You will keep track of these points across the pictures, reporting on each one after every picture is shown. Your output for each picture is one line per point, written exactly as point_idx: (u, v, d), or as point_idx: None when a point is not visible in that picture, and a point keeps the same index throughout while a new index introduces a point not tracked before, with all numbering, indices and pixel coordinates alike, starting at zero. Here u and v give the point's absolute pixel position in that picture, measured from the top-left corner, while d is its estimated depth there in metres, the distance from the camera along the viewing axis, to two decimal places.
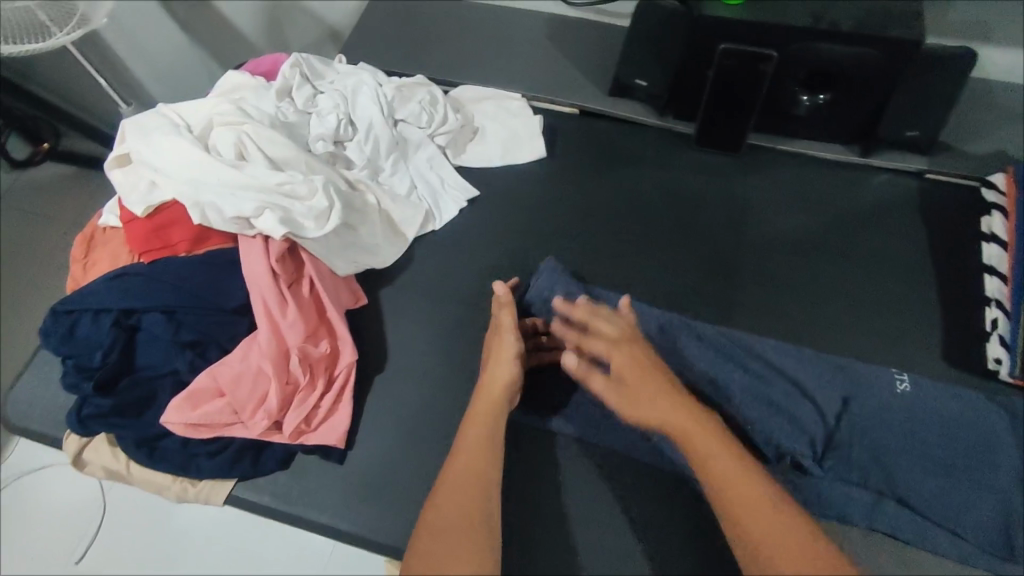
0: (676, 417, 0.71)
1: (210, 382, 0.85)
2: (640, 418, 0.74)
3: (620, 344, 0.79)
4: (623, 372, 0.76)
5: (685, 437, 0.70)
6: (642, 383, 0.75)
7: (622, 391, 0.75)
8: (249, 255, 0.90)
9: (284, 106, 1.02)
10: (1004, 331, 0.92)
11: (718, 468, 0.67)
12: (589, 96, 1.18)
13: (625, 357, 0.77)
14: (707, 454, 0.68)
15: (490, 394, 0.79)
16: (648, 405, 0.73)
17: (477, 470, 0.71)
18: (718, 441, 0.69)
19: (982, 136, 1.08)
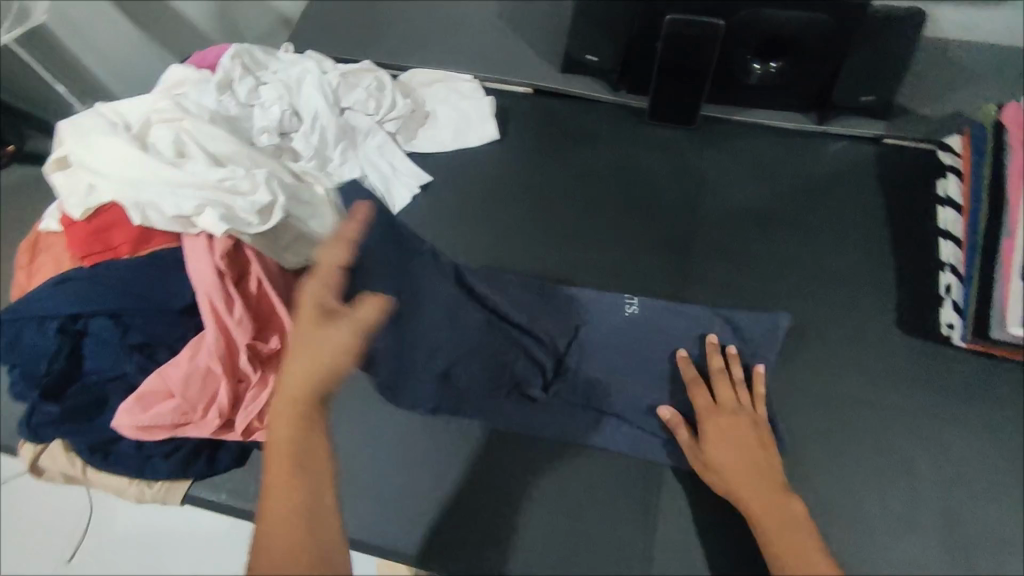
0: (755, 489, 0.75)
1: (159, 385, 0.85)
2: (715, 480, 0.78)
3: (722, 412, 0.81)
4: (708, 437, 0.79)
5: (749, 500, 0.75)
6: (737, 455, 0.77)
7: (705, 454, 0.79)
8: (193, 254, 0.89)
9: (225, 99, 0.99)
10: (957, 297, 0.90)
11: (779, 535, 0.71)
12: (541, 74, 1.15)
13: (719, 424, 0.80)
14: (769, 517, 0.73)
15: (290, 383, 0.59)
16: (725, 471, 0.77)
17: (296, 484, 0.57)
18: (782, 510, 0.73)
19: (941, 98, 1.06)
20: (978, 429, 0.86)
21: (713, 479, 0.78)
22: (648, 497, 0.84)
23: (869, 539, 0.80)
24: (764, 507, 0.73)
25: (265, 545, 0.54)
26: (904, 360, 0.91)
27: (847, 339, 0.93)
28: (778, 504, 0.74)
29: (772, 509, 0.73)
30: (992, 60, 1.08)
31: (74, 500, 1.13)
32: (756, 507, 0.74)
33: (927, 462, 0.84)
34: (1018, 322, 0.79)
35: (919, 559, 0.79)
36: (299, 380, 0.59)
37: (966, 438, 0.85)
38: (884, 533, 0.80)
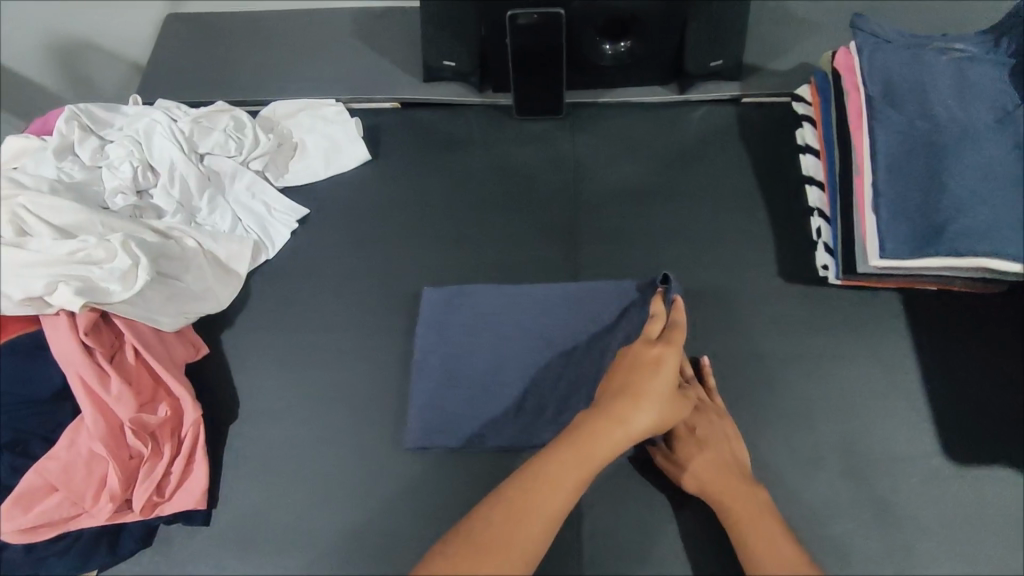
0: (721, 479, 0.79)
1: (38, 480, 0.80)
2: (684, 479, 0.81)
3: (689, 411, 0.85)
4: (679, 437, 0.84)
5: (726, 495, 0.78)
6: (707, 452, 0.81)
7: (675, 455, 0.83)
8: (55, 335, 0.84)
9: (66, 165, 0.94)
10: (827, 239, 0.94)
11: (756, 527, 0.75)
12: (404, 87, 1.14)
13: (689, 424, 0.84)
14: (749, 514, 0.76)
15: (611, 434, 0.77)
16: (698, 470, 0.81)
17: (530, 526, 0.71)
18: (758, 506, 0.77)
19: (786, 52, 1.11)
20: (865, 359, 0.90)
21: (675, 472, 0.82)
22: None
23: (779, 485, 0.83)
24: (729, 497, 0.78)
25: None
26: (789, 306, 0.94)
27: (735, 297, 0.95)
28: (755, 498, 0.78)
29: (736, 494, 0.78)
30: (825, 9, 1.14)
31: None
32: (732, 504, 0.78)
33: (824, 400, 0.88)
34: (878, 255, 0.83)
35: (827, 494, 0.83)
36: (601, 453, 0.76)
37: (855, 370, 0.89)
38: (793, 477, 0.84)
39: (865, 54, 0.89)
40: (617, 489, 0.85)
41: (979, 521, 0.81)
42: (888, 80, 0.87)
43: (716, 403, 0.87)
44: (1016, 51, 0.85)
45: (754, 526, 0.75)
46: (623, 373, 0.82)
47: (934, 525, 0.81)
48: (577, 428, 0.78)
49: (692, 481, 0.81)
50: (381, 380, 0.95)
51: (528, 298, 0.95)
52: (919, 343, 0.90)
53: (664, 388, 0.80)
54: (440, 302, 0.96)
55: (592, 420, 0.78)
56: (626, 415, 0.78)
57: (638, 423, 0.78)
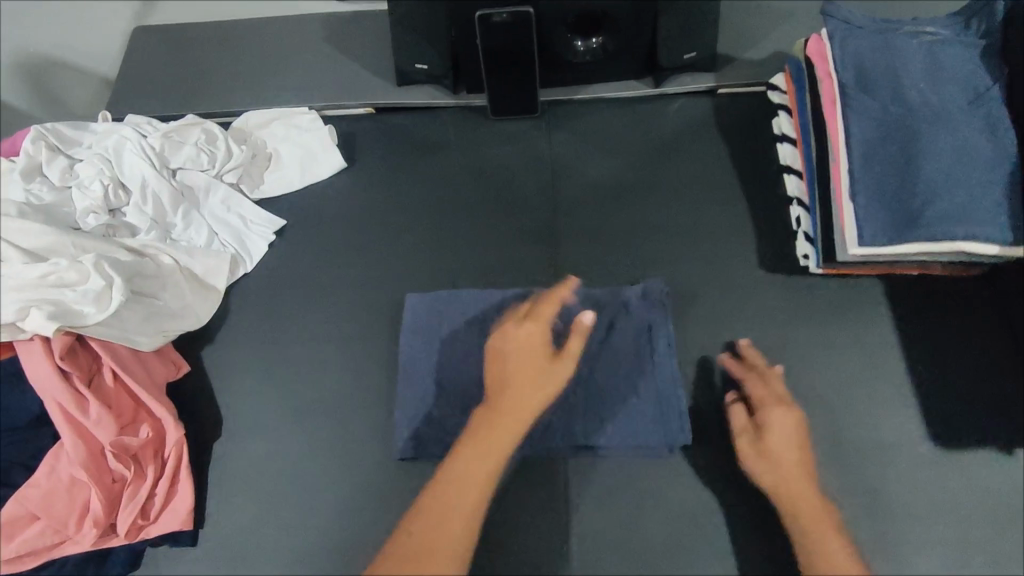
0: (799, 483, 0.78)
1: (19, 509, 0.78)
2: (761, 476, 0.80)
3: (772, 405, 0.83)
4: (771, 428, 0.81)
5: (802, 500, 0.78)
6: (791, 450, 0.80)
7: (756, 447, 0.81)
8: (30, 361, 0.82)
9: (34, 187, 0.92)
10: (806, 228, 0.93)
11: (830, 539, 0.75)
12: (377, 92, 1.13)
13: (778, 418, 0.82)
14: (824, 526, 0.75)
15: (514, 414, 0.81)
16: (784, 468, 0.79)
17: (455, 519, 0.75)
18: (833, 520, 0.76)
19: (760, 40, 1.11)
20: (848, 347, 0.90)
21: (763, 476, 0.80)
22: (558, 491, 0.85)
23: None
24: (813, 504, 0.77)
25: None
26: (771, 297, 0.94)
27: (717, 291, 0.95)
28: (829, 513, 0.77)
29: (814, 503, 0.77)
30: None
31: None
32: (807, 513, 0.77)
33: (809, 390, 0.88)
34: (857, 243, 0.82)
35: (816, 483, 0.83)
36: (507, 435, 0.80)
37: (838, 358, 0.89)
38: None
39: (837, 40, 0.89)
40: (607, 488, 0.85)
41: (968, 503, 0.81)
42: (860, 67, 0.87)
43: (778, 390, 0.85)
44: (987, 32, 0.85)
45: (831, 538, 0.75)
46: (504, 360, 0.85)
47: (923, 510, 0.81)
48: (484, 416, 0.82)
49: (766, 480, 0.80)
50: (365, 390, 0.94)
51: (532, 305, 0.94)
52: (903, 329, 0.90)
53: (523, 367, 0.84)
54: (423, 308, 0.96)
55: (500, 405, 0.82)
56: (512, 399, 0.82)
57: (525, 400, 0.82)
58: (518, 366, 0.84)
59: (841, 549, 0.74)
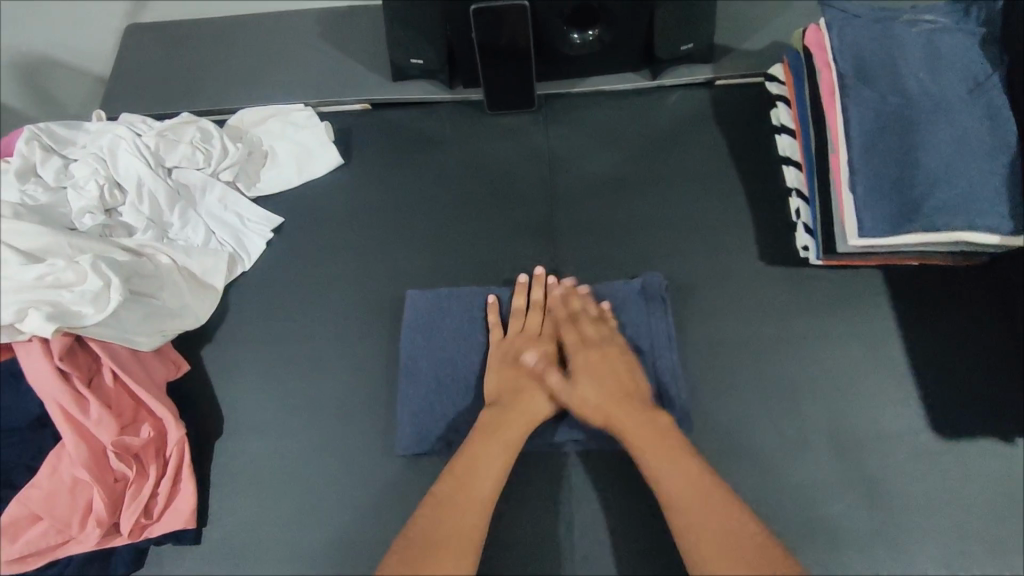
0: (623, 412, 0.82)
1: (22, 510, 0.78)
2: (585, 410, 0.83)
3: (588, 346, 0.88)
4: (578, 371, 0.86)
5: (627, 428, 0.81)
6: (596, 388, 0.84)
7: (580, 385, 0.85)
8: (29, 363, 0.82)
9: (29, 188, 0.91)
10: (806, 219, 0.93)
11: (661, 461, 0.77)
12: (373, 87, 1.12)
13: (586, 359, 0.87)
14: (656, 449, 0.78)
15: (526, 412, 0.84)
16: (597, 405, 0.83)
17: (470, 512, 0.76)
18: (668, 441, 0.79)
19: (758, 31, 1.10)
20: (848, 338, 0.90)
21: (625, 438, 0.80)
22: (559, 486, 0.85)
23: (768, 469, 0.83)
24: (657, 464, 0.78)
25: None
26: (771, 290, 0.94)
27: (717, 283, 0.95)
28: (663, 434, 0.80)
29: (644, 424, 0.80)
30: None
31: None
32: (637, 437, 0.80)
33: (809, 382, 0.88)
34: (857, 234, 0.82)
35: (816, 474, 0.83)
36: (519, 429, 0.83)
37: (840, 350, 0.89)
38: (783, 460, 0.84)
39: (835, 30, 0.88)
40: (608, 483, 0.85)
41: (967, 493, 0.81)
42: (860, 56, 0.86)
43: (590, 334, 0.89)
44: (986, 20, 0.85)
45: (690, 490, 0.75)
46: (507, 363, 0.88)
47: (924, 500, 0.81)
48: (490, 413, 0.84)
49: (595, 412, 0.83)
50: (366, 388, 0.94)
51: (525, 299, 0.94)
52: (902, 319, 0.90)
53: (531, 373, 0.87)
54: (421, 304, 0.96)
55: (510, 404, 0.84)
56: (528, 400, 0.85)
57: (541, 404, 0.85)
58: (602, 382, 0.85)
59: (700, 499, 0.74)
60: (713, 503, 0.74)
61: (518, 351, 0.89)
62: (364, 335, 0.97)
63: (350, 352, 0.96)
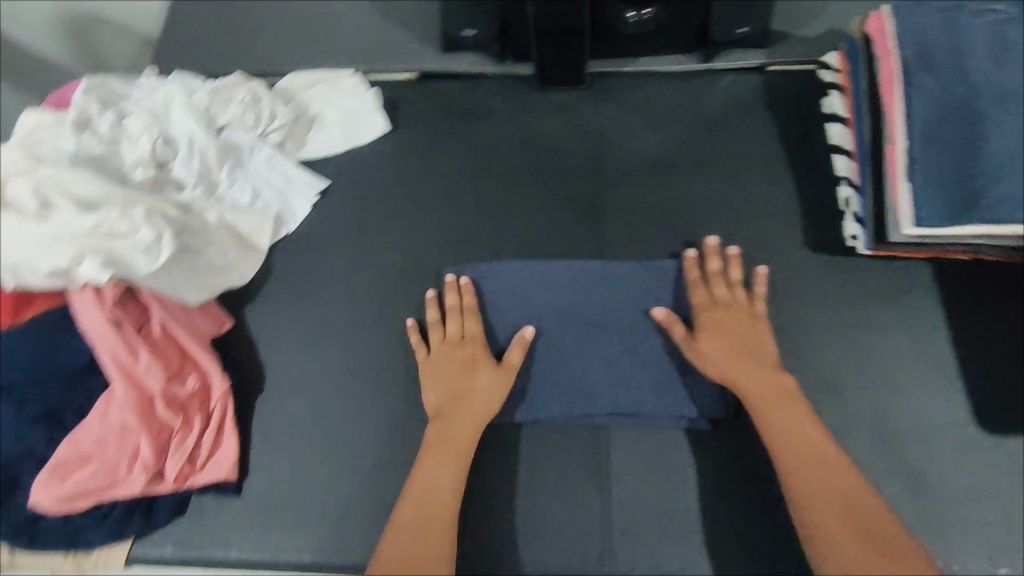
0: (750, 374, 0.83)
1: (72, 452, 0.81)
2: (710, 368, 0.84)
3: (718, 305, 0.88)
4: (708, 328, 0.86)
5: (751, 392, 0.82)
6: (725, 347, 0.85)
7: (705, 346, 0.85)
8: (81, 310, 0.83)
9: (85, 137, 0.91)
10: (856, 208, 0.92)
11: (784, 431, 0.79)
12: (423, 58, 1.12)
13: (716, 317, 0.87)
14: (780, 417, 0.80)
15: (463, 421, 0.84)
16: (723, 364, 0.84)
17: (432, 523, 0.77)
18: (791, 412, 0.80)
19: (812, 18, 1.09)
20: (894, 329, 0.89)
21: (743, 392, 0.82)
22: (597, 459, 0.86)
23: None
24: (773, 419, 0.80)
25: None
26: (817, 277, 0.93)
27: (763, 268, 0.95)
28: (786, 407, 0.80)
29: (769, 389, 0.82)
30: None
31: None
32: (761, 401, 0.81)
33: (852, 370, 0.88)
34: (912, 223, 0.82)
35: (856, 462, 0.83)
36: (461, 439, 0.83)
37: (885, 340, 0.89)
38: None
39: (899, 17, 0.87)
40: (646, 459, 0.85)
41: (1007, 488, 0.81)
42: (925, 43, 0.85)
43: (726, 296, 0.89)
44: None
45: (797, 445, 0.78)
46: (432, 381, 0.88)
47: (964, 493, 0.81)
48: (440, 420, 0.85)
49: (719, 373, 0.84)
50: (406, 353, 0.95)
51: (564, 272, 0.94)
52: (950, 312, 0.90)
53: (459, 380, 0.87)
54: (462, 274, 0.96)
55: (445, 419, 0.84)
56: (461, 410, 0.85)
57: (477, 410, 0.85)
58: (736, 342, 0.85)
59: (806, 455, 0.77)
60: (820, 461, 0.76)
61: (451, 367, 0.88)
62: (407, 302, 0.98)
63: (391, 317, 0.97)
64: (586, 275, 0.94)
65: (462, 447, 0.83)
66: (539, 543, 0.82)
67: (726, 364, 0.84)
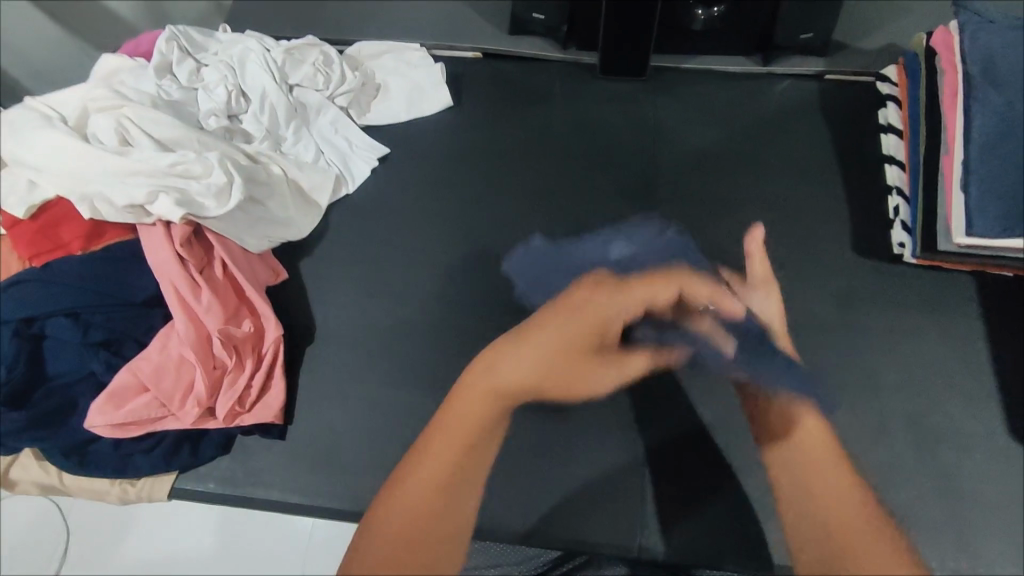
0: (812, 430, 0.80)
1: (132, 379, 0.83)
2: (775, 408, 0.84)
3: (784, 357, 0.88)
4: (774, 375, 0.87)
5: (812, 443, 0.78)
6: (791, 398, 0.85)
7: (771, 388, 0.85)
8: (151, 245, 0.86)
9: (165, 84, 0.96)
10: (905, 217, 0.94)
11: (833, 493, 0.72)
12: (488, 38, 1.15)
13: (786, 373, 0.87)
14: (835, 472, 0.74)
15: (480, 389, 0.77)
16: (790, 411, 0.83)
17: (426, 483, 0.67)
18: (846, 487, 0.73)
19: (874, 31, 1.11)
20: (935, 338, 0.91)
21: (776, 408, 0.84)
22: (635, 438, 0.88)
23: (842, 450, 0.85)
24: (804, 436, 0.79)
25: (391, 514, 0.65)
26: (862, 280, 0.95)
27: (808, 267, 0.97)
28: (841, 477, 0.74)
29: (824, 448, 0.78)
30: None
31: (73, 509, 1.14)
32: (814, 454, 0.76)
33: (891, 373, 0.89)
34: (965, 233, 0.83)
35: (890, 462, 0.84)
36: (476, 404, 0.75)
37: (927, 347, 0.90)
38: (858, 442, 0.86)
39: (967, 33, 0.88)
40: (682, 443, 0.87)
41: None
42: (991, 58, 0.85)
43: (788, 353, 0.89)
44: None
45: (825, 469, 0.74)
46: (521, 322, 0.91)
47: (995, 501, 0.82)
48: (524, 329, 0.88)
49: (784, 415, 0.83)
50: (454, 319, 0.96)
51: (643, 236, 0.99)
52: (992, 327, 0.91)
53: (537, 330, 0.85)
54: (527, 245, 1.00)
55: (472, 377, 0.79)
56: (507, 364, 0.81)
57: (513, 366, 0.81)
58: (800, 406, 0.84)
59: (834, 481, 0.73)
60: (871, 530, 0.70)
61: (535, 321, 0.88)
62: (457, 270, 1.00)
63: (441, 284, 0.99)
64: (661, 240, 0.99)
65: (474, 421, 0.73)
66: (572, 508, 0.86)
67: (796, 398, 0.85)
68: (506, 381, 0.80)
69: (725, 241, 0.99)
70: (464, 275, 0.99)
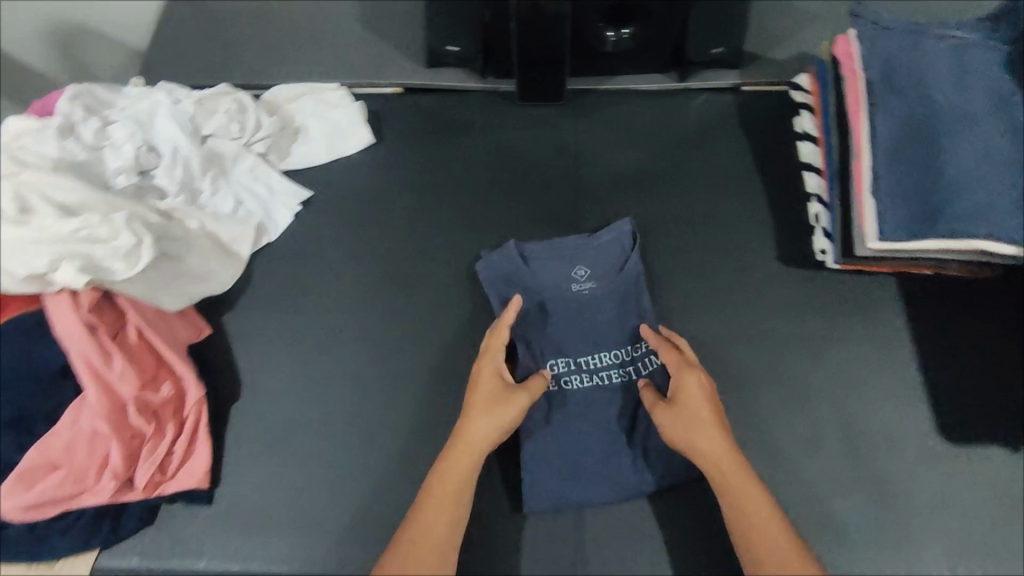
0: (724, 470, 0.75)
1: (42, 458, 0.80)
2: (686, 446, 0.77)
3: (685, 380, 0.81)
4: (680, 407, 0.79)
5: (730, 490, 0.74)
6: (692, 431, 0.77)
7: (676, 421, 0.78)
8: (57, 315, 0.82)
9: (68, 144, 0.90)
10: (825, 224, 0.95)
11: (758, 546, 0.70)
12: (407, 73, 1.15)
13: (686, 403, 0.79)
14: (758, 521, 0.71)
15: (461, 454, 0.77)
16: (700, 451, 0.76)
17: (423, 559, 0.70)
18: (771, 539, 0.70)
19: (783, 42, 1.13)
20: (862, 343, 0.91)
21: (724, 484, 0.74)
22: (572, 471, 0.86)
23: (778, 465, 0.85)
24: (763, 521, 0.71)
25: None
26: (788, 290, 0.95)
27: (735, 281, 0.97)
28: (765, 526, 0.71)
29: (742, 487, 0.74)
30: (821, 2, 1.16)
31: None
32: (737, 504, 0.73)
33: (822, 382, 0.89)
34: (877, 238, 0.83)
35: (826, 474, 0.84)
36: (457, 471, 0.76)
37: (855, 353, 0.91)
38: (793, 455, 0.85)
39: (866, 41, 0.89)
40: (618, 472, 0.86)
41: (971, 501, 0.82)
42: (888, 65, 0.87)
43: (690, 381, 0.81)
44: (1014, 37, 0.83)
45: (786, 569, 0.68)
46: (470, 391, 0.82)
47: (930, 505, 0.82)
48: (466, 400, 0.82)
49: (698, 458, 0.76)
50: (383, 363, 0.94)
51: (612, 263, 0.96)
52: (915, 328, 0.92)
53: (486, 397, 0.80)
54: (503, 249, 0.97)
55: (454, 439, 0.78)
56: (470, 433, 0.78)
57: (484, 437, 0.78)
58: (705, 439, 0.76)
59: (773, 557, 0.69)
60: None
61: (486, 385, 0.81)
62: (385, 312, 0.98)
63: (369, 327, 0.97)
64: (627, 270, 0.95)
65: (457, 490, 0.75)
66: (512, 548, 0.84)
67: (704, 426, 0.77)
68: (477, 443, 0.78)
69: (650, 262, 0.99)
70: (392, 316, 0.97)
